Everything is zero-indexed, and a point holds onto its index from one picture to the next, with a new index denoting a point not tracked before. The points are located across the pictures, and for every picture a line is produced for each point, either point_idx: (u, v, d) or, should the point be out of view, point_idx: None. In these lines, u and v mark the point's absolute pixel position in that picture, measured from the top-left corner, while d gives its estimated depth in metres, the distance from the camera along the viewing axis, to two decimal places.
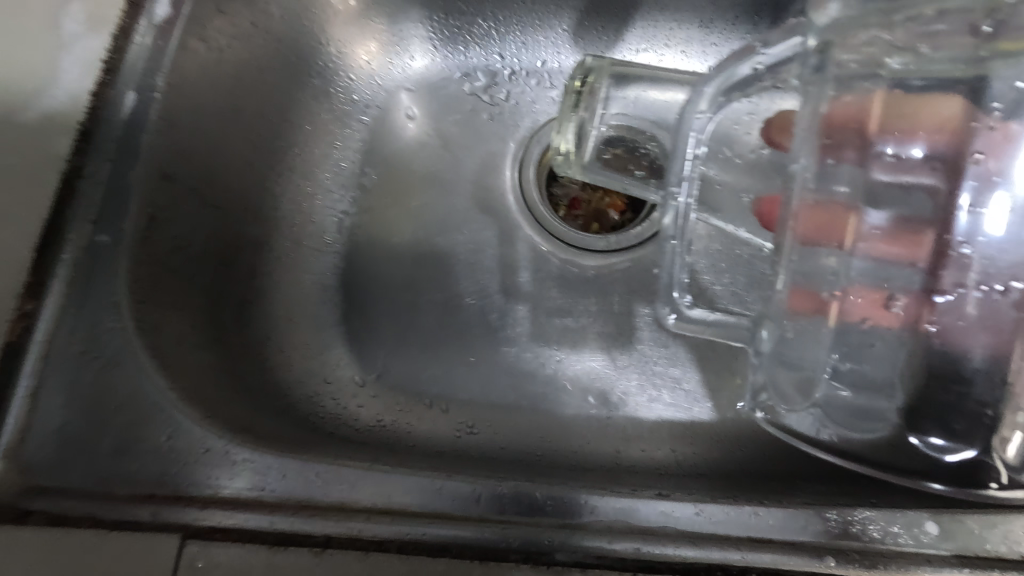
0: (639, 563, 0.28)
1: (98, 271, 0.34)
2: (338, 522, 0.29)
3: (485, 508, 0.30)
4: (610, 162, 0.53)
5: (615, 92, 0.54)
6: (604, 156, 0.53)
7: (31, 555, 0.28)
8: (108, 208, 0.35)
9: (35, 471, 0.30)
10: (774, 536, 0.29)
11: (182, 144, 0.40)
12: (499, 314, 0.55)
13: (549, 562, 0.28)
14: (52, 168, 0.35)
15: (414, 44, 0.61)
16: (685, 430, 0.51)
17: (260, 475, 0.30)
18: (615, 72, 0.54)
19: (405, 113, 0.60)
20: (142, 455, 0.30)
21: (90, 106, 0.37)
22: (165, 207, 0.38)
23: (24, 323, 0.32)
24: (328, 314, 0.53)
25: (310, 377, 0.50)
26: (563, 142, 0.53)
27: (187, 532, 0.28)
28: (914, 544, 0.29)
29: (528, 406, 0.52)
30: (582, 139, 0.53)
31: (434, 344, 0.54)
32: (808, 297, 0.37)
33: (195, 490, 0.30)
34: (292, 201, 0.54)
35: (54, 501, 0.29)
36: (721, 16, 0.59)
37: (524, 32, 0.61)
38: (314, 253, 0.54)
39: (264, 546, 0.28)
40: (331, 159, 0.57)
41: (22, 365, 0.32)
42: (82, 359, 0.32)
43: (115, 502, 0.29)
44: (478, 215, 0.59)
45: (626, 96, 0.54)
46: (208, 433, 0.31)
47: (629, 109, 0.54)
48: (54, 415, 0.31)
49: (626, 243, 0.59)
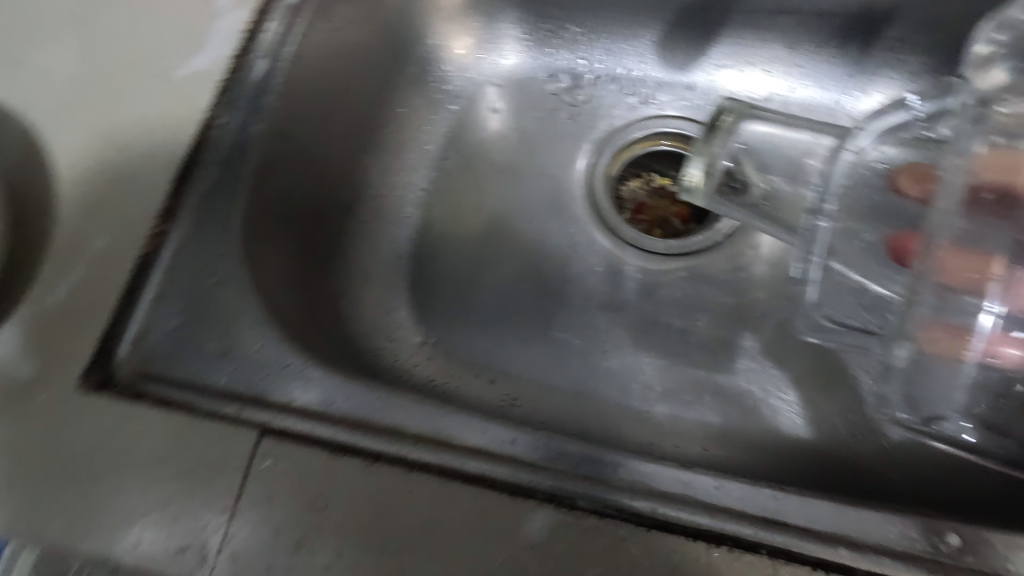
0: (654, 521, 0.30)
1: (218, 205, 0.40)
2: (389, 442, 0.33)
3: (520, 451, 0.33)
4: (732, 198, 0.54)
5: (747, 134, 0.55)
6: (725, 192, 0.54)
7: (142, 425, 0.33)
8: (233, 153, 0.41)
9: (151, 361, 0.36)
10: (788, 519, 0.30)
11: (298, 109, 0.46)
12: (555, 299, 0.58)
13: (570, 506, 0.31)
14: (192, 115, 0.42)
15: (506, 44, 0.65)
16: (722, 434, 0.51)
17: (329, 392, 0.35)
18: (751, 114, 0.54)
19: (490, 106, 0.65)
20: (235, 361, 0.36)
21: (228, 67, 0.43)
22: (278, 159, 0.44)
23: (156, 239, 0.38)
24: (398, 279, 0.58)
25: (375, 332, 0.54)
26: (690, 174, 0.54)
27: (264, 429, 0.33)
28: (932, 551, 0.29)
29: (571, 388, 0.54)
30: (710, 174, 0.54)
31: (490, 320, 0.57)
32: (951, 339, 0.40)
33: (274, 396, 0.35)
34: (380, 174, 0.59)
35: (162, 388, 0.35)
36: (810, 38, 0.60)
37: (612, 39, 0.64)
38: (393, 223, 0.59)
39: (325, 450, 0.32)
40: (419, 140, 0.62)
41: (151, 273, 0.38)
42: (199, 276, 0.38)
43: (210, 395, 0.35)
44: (547, 207, 0.63)
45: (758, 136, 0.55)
46: (291, 351, 0.36)
47: (758, 146, 0.55)
48: (170, 318, 0.37)
49: (685, 249, 0.60)
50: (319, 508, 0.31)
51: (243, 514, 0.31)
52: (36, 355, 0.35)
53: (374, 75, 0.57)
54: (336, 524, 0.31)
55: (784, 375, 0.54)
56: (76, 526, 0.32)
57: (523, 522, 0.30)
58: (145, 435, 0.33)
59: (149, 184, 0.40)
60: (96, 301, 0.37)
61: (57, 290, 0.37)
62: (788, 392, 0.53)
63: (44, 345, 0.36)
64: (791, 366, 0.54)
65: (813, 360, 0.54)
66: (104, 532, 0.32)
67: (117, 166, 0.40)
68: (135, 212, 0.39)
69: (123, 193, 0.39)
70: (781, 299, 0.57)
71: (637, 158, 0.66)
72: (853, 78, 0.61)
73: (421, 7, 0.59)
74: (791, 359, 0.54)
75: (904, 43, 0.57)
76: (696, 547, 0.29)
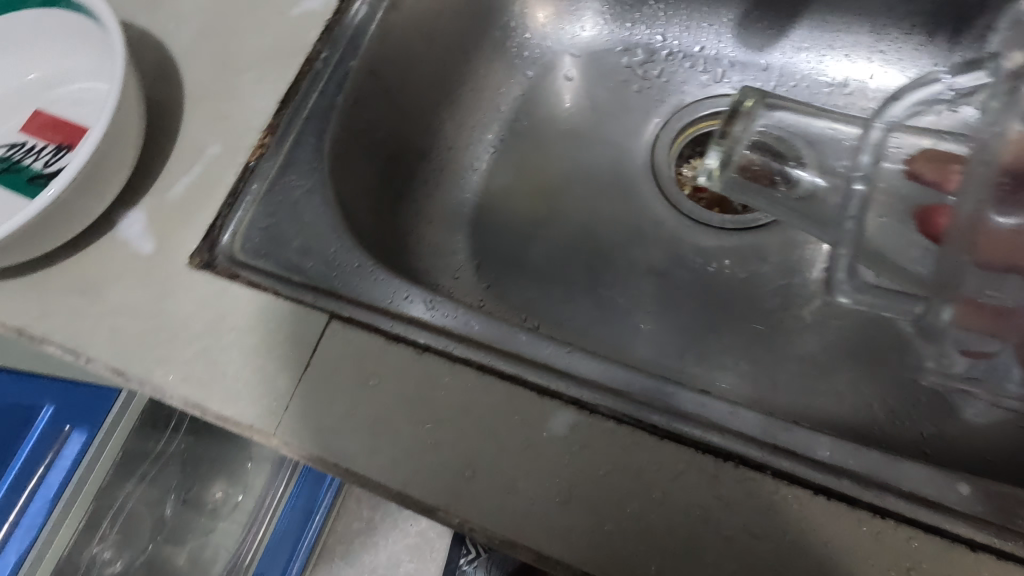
0: (667, 432, 0.33)
1: (313, 127, 0.45)
2: (437, 338, 0.37)
3: (553, 359, 0.35)
4: (751, 178, 0.51)
5: (772, 118, 0.53)
6: (745, 172, 0.51)
7: (236, 302, 0.39)
8: (331, 86, 0.47)
9: (245, 251, 0.41)
10: (798, 449, 0.31)
11: (390, 52, 0.50)
12: (607, 260, 0.61)
13: (592, 410, 0.34)
14: (302, 53, 0.48)
15: (586, 16, 0.68)
16: (755, 402, 0.52)
17: (389, 291, 0.39)
18: (771, 102, 0.53)
19: (565, 75, 0.68)
20: (314, 258, 0.41)
21: (335, 11, 0.49)
22: (368, 95, 0.49)
23: (260, 151, 0.45)
24: (460, 226, 0.62)
25: (436, 269, 0.59)
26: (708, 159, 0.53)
27: (332, 315, 0.38)
28: (938, 496, 0.30)
29: (611, 342, 0.57)
30: (727, 159, 0.52)
31: (541, 271, 0.60)
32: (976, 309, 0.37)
33: (343, 290, 0.39)
34: (455, 127, 0.64)
35: (252, 273, 0.40)
36: (896, 24, 0.58)
37: (691, 16, 0.65)
38: (462, 173, 0.64)
39: (383, 338, 0.37)
40: (494, 101, 0.66)
41: (254, 179, 0.44)
42: (292, 185, 0.43)
43: (290, 284, 0.40)
44: (608, 174, 0.65)
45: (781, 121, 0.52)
46: (361, 255, 0.41)
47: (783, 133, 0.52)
48: (265, 218, 0.42)
49: (740, 225, 0.61)
50: (373, 384, 0.36)
51: (308, 381, 0.36)
52: (159, 237, 0.42)
53: (460, 34, 0.61)
54: (385, 396, 0.35)
55: (826, 355, 0.54)
56: (171, 376, 0.38)
57: (548, 419, 0.34)
58: (236, 309, 0.39)
59: (262, 103, 0.46)
60: (210, 197, 0.43)
61: (180, 185, 0.44)
62: (828, 372, 0.53)
63: (165, 229, 0.42)
64: (835, 349, 0.54)
65: (859, 344, 0.54)
66: (193, 383, 0.38)
67: (237, 90, 0.47)
68: (248, 126, 0.46)
69: (240, 113, 0.46)
70: None
71: (700, 136, 0.67)
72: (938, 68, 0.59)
73: None
74: (835, 342, 0.54)
75: None
76: (704, 460, 0.32)
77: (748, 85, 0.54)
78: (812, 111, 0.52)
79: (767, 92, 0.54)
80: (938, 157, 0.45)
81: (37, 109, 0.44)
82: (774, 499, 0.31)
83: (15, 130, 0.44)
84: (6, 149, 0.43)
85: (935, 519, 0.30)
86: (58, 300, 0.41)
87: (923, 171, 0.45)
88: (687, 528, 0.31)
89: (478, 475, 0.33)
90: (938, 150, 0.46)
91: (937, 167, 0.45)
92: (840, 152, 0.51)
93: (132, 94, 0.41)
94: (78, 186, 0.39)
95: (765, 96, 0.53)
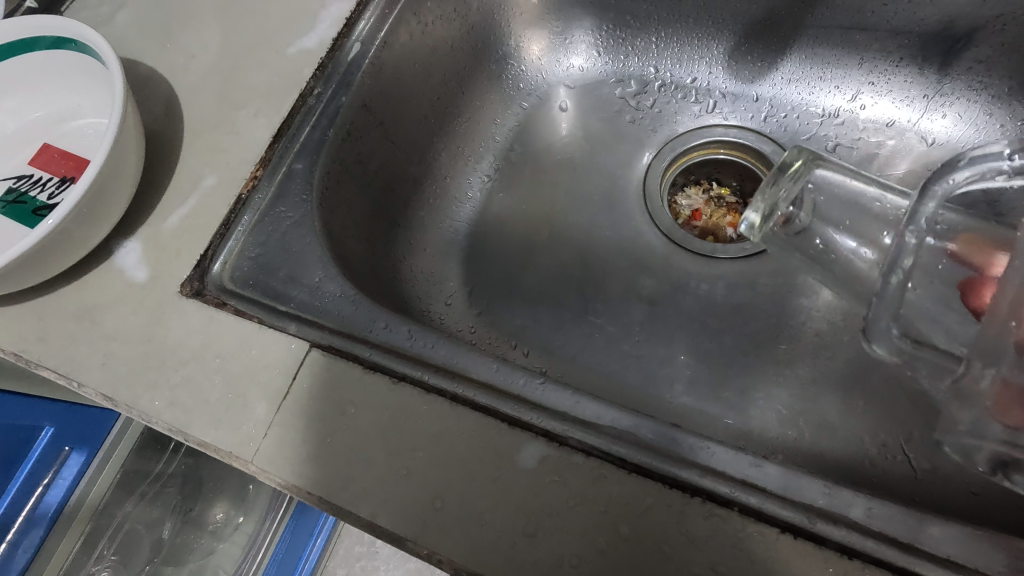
0: (636, 466, 0.33)
1: (304, 160, 0.47)
2: (414, 367, 0.37)
3: (527, 391, 0.36)
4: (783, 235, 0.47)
5: (821, 181, 0.47)
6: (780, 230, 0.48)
7: (223, 330, 0.41)
8: (322, 120, 0.49)
9: (235, 280, 0.43)
10: (767, 486, 0.31)
11: (382, 87, 0.52)
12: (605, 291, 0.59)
13: (562, 442, 0.34)
14: (296, 88, 0.50)
15: (580, 48, 0.69)
16: (744, 434, 0.52)
17: (370, 321, 0.40)
18: (820, 163, 0.47)
19: (559, 106, 0.69)
20: (299, 288, 0.42)
21: (330, 48, 0.52)
22: (359, 128, 0.50)
23: (253, 183, 0.46)
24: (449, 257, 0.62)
25: (428, 295, 0.59)
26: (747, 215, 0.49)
27: (313, 344, 0.39)
28: (910, 537, 0.29)
29: (600, 371, 0.56)
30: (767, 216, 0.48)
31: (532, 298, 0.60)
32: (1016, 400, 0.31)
33: (327, 319, 0.40)
34: (450, 157, 0.65)
35: (240, 302, 0.42)
36: (884, 57, 0.59)
37: (683, 48, 0.67)
38: (456, 202, 0.65)
39: (360, 367, 0.38)
40: (489, 131, 0.67)
41: (246, 210, 0.45)
42: (281, 215, 0.45)
43: (276, 313, 0.41)
44: (601, 203, 0.65)
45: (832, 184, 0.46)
46: (345, 284, 0.42)
47: (833, 197, 0.46)
48: (254, 248, 0.44)
49: (733, 254, 0.61)
50: (348, 412, 0.36)
51: (287, 409, 0.37)
52: (152, 266, 0.44)
53: (454, 69, 0.62)
54: (360, 425, 0.36)
55: (818, 387, 0.53)
56: (157, 402, 0.39)
57: (519, 450, 0.34)
58: (222, 337, 0.40)
59: (257, 136, 0.48)
60: (202, 226, 0.45)
61: (175, 216, 0.45)
62: (818, 404, 0.52)
63: (160, 258, 0.44)
64: (827, 381, 0.53)
65: (850, 375, 0.53)
66: (177, 410, 0.38)
67: (234, 124, 0.49)
68: (243, 158, 0.47)
69: (235, 146, 0.48)
70: (826, 312, 0.56)
71: (693, 165, 0.68)
72: (928, 99, 0.59)
73: (503, 9, 0.64)
74: (825, 372, 0.54)
75: (987, 64, 0.55)
76: (670, 495, 0.32)
77: (798, 146, 0.49)
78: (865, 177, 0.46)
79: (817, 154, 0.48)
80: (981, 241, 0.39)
81: (45, 144, 0.47)
82: (742, 538, 0.30)
83: (23, 163, 0.46)
84: (14, 181, 0.45)
85: (907, 561, 0.29)
86: (54, 326, 0.42)
87: (964, 253, 0.39)
88: (655, 564, 0.31)
89: (448, 506, 0.33)
90: (980, 235, 0.40)
91: (980, 254, 0.39)
92: (888, 224, 0.43)
93: (131, 130, 0.43)
94: (76, 217, 0.40)
95: (815, 159, 0.47)
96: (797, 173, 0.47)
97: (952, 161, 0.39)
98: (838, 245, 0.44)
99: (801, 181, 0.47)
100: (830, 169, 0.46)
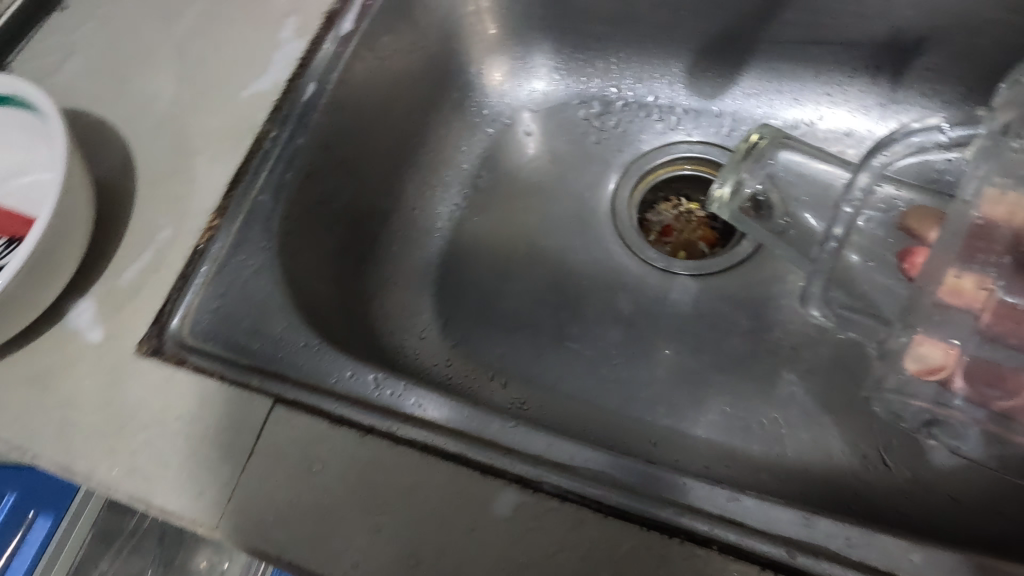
0: (613, 508, 0.32)
1: (262, 206, 0.46)
2: (382, 418, 0.36)
3: (500, 435, 0.35)
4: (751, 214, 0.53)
5: (784, 160, 0.54)
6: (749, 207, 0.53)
7: (182, 388, 0.39)
8: (279, 163, 0.48)
9: (195, 335, 0.41)
10: (745, 521, 0.31)
11: (340, 126, 0.52)
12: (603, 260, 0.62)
13: (537, 488, 0.33)
14: (252, 132, 0.49)
15: (541, 72, 0.69)
16: (727, 453, 0.51)
17: (337, 370, 0.39)
18: (784, 142, 0.54)
19: (524, 130, 0.69)
20: (262, 339, 0.41)
21: (284, 91, 0.51)
22: (320, 168, 0.50)
23: (211, 232, 0.45)
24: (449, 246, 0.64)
25: (401, 329, 0.58)
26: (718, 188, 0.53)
27: (278, 399, 0.38)
28: (887, 563, 0.30)
29: (580, 397, 0.55)
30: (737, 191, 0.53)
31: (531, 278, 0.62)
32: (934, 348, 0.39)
33: (291, 372, 0.39)
34: (418, 188, 0.64)
35: (200, 358, 0.40)
36: (839, 68, 0.60)
37: (643, 67, 0.67)
38: (426, 233, 0.63)
39: (327, 422, 0.36)
40: (455, 159, 0.66)
41: (204, 261, 0.44)
42: (241, 264, 0.44)
43: (238, 367, 0.40)
44: (572, 225, 0.65)
45: (790, 162, 0.54)
46: (309, 333, 0.41)
47: (791, 177, 0.54)
48: (214, 300, 0.43)
49: (706, 269, 0.61)
50: (316, 470, 0.35)
51: (253, 469, 0.36)
52: (108, 325, 0.42)
53: (416, 99, 0.61)
54: (329, 482, 0.35)
55: (797, 399, 0.53)
56: (116, 470, 0.37)
57: (493, 499, 0.33)
58: (182, 396, 0.39)
59: (214, 183, 0.47)
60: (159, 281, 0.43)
61: (130, 272, 0.44)
62: (798, 418, 0.52)
63: (115, 317, 0.42)
64: (805, 393, 0.53)
65: (827, 385, 0.53)
66: (137, 477, 0.37)
67: (188, 171, 0.48)
68: (199, 205, 0.46)
69: (190, 196, 0.47)
70: (800, 323, 0.57)
71: (661, 182, 0.68)
72: (884, 107, 0.60)
73: (462, 38, 0.64)
74: (802, 384, 0.54)
75: (937, 72, 0.57)
76: (651, 537, 0.31)
77: (763, 124, 0.55)
78: (819, 156, 0.54)
79: (784, 133, 0.55)
80: (925, 216, 0.48)
81: None
82: None
83: None
84: None
85: None
86: (4, 395, 0.41)
87: (913, 225, 0.48)
88: None
89: (423, 564, 0.32)
90: (924, 209, 0.49)
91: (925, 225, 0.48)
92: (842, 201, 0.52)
93: (78, 185, 0.42)
94: (22, 281, 0.39)
95: (778, 137, 0.54)
96: (761, 152, 0.54)
97: (891, 137, 0.53)
98: (805, 222, 0.52)
99: (766, 159, 0.54)
100: (788, 149, 0.54)
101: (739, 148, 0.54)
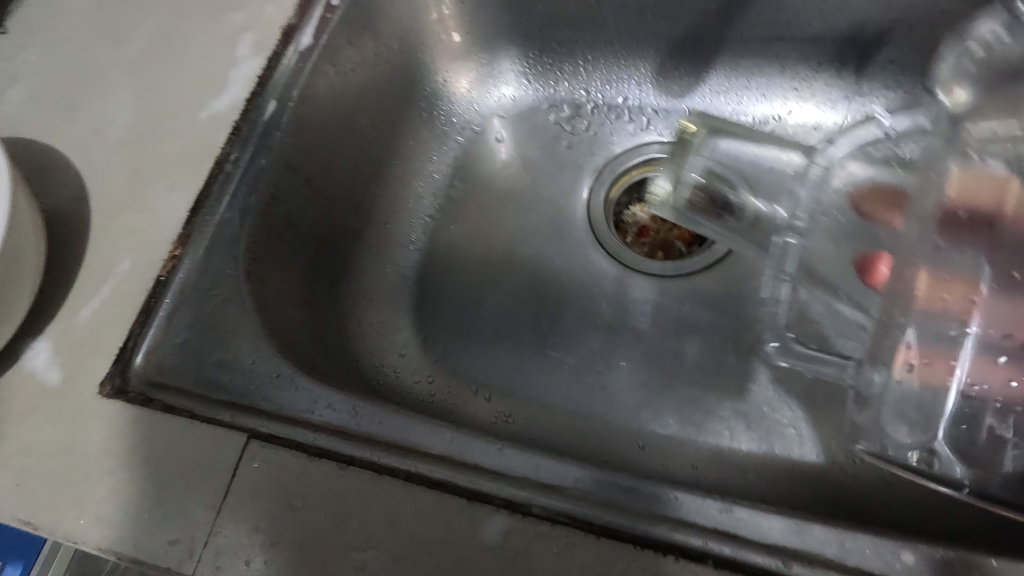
0: (604, 528, 0.32)
1: (227, 232, 0.44)
2: (363, 449, 0.35)
3: (485, 459, 0.34)
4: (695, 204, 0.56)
5: (717, 147, 0.58)
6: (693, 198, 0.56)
7: (150, 427, 0.37)
8: (242, 186, 0.46)
9: (161, 371, 0.40)
10: (738, 532, 0.31)
11: (304, 143, 0.50)
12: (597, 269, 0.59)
13: (526, 512, 0.32)
14: (211, 154, 0.48)
15: (509, 77, 0.68)
16: (716, 455, 0.51)
17: (313, 401, 0.38)
18: (713, 126, 0.58)
19: (495, 137, 0.67)
20: (232, 372, 0.39)
21: (243, 109, 0.49)
22: (285, 189, 0.48)
23: (172, 262, 0.43)
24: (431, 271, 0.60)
25: (379, 349, 0.56)
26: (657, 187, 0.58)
27: (252, 435, 0.36)
28: (883, 566, 0.30)
29: (566, 407, 0.55)
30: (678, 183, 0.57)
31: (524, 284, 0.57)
32: (932, 364, 0.43)
33: (264, 405, 0.38)
34: (390, 202, 0.62)
35: (168, 395, 0.38)
36: (804, 63, 0.60)
37: (611, 69, 0.66)
38: (400, 248, 0.61)
39: (305, 455, 0.35)
40: (426, 169, 0.65)
41: (167, 292, 0.42)
42: (207, 294, 0.42)
43: (208, 403, 0.38)
44: (548, 232, 0.64)
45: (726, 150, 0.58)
46: (282, 363, 0.39)
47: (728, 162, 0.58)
48: (179, 333, 0.41)
49: (683, 270, 0.61)
50: (296, 508, 0.34)
51: (228, 510, 0.34)
52: (67, 365, 0.40)
53: (383, 112, 0.60)
54: (310, 520, 0.33)
55: (781, 396, 0.53)
56: (82, 521, 0.35)
57: (481, 526, 0.32)
58: (151, 437, 0.37)
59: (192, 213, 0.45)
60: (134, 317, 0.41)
61: (88, 308, 0.42)
62: (784, 415, 0.52)
63: (74, 357, 0.40)
64: (788, 390, 0.53)
65: (810, 381, 0.53)
66: (106, 525, 0.35)
67: (145, 198, 0.46)
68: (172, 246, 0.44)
69: (154, 232, 0.45)
70: None
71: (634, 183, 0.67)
72: (851, 100, 0.61)
73: (426, 47, 0.63)
74: (785, 381, 0.54)
75: (899, 64, 0.58)
76: (644, 556, 0.31)
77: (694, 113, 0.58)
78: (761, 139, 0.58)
79: (710, 116, 0.58)
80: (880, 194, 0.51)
81: None
82: None
83: None
84: None
85: None
86: None
87: (868, 205, 0.52)
88: None
89: None
90: (883, 185, 0.51)
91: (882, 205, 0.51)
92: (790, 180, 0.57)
93: (27, 221, 0.40)
94: None
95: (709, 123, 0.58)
96: (695, 144, 0.57)
97: None
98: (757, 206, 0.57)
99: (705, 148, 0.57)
100: (722, 143, 0.58)
101: (675, 146, 0.58)
